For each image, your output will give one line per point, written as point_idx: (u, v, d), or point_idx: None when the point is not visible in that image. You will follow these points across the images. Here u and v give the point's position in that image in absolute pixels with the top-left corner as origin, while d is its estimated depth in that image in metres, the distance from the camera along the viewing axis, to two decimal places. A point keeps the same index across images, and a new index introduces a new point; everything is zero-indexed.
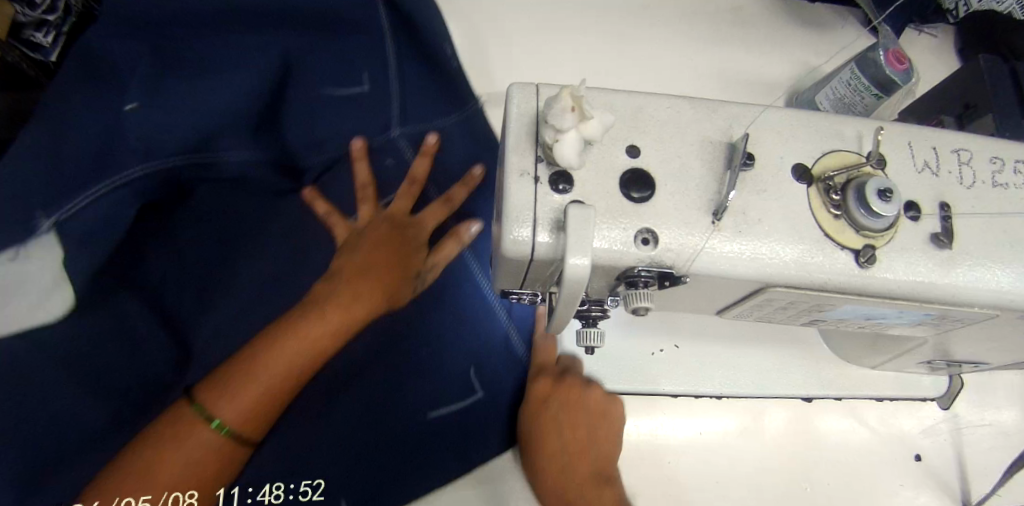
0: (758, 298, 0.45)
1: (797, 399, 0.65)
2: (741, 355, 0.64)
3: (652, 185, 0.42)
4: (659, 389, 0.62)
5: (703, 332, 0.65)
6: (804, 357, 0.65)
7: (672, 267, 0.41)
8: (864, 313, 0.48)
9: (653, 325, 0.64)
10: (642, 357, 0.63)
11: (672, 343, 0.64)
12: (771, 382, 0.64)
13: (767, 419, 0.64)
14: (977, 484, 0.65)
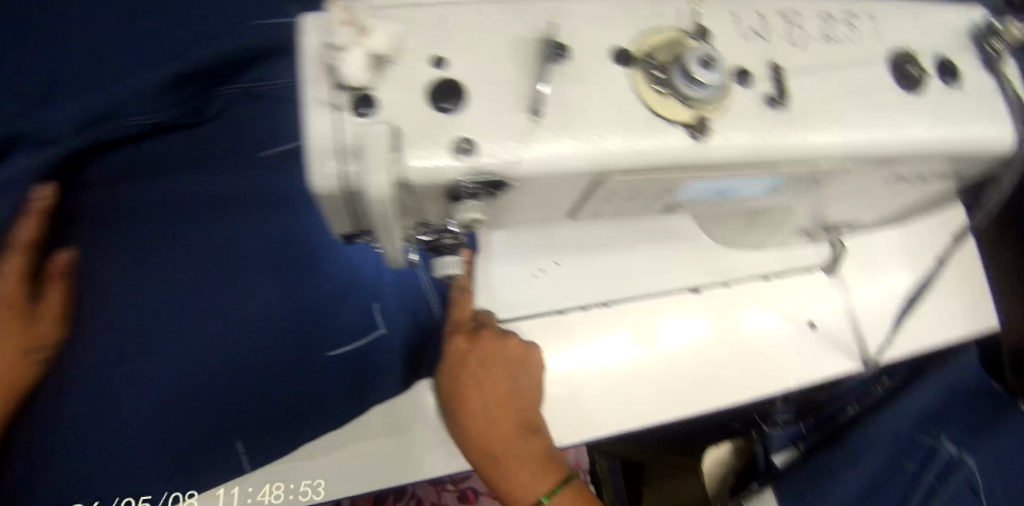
0: (598, 191, 0.44)
1: (686, 291, 0.64)
2: (626, 261, 0.62)
3: (464, 95, 0.40)
4: (549, 309, 0.61)
5: (583, 244, 0.61)
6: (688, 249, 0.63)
7: (497, 176, 0.40)
8: (714, 189, 0.48)
9: (531, 248, 0.61)
10: (524, 280, 0.61)
11: (554, 261, 0.61)
12: (659, 279, 0.63)
13: (664, 315, 0.63)
14: (870, 336, 0.69)
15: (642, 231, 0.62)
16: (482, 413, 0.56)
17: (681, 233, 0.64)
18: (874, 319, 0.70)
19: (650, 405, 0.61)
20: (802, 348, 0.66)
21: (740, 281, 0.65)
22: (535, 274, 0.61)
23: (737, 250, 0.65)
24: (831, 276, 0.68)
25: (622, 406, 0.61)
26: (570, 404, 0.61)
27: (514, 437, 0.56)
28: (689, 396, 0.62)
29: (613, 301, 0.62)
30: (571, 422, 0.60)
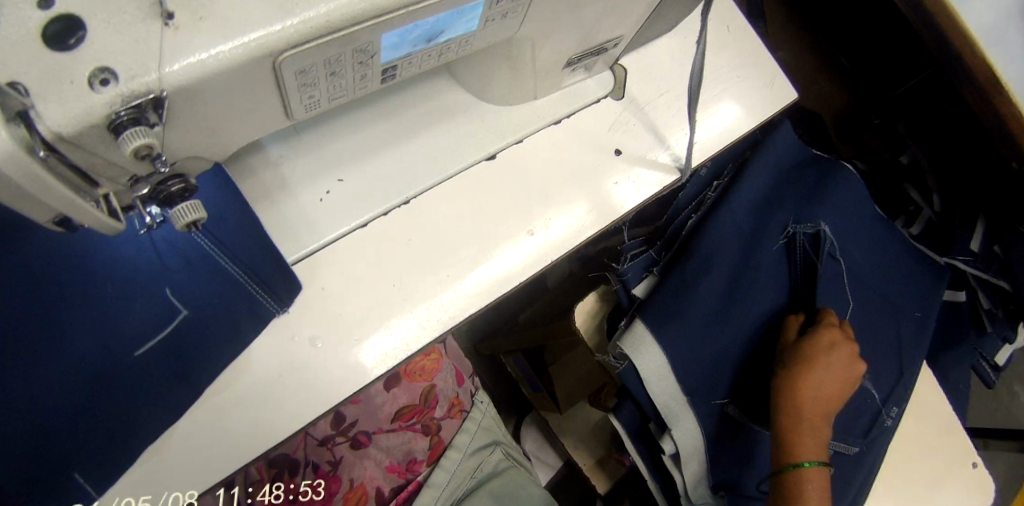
0: (281, 76, 0.40)
1: (481, 162, 0.64)
2: (408, 154, 0.61)
3: (79, 22, 0.34)
4: (349, 227, 0.59)
5: (360, 153, 0.60)
6: (470, 120, 0.63)
7: (153, 91, 0.36)
8: (416, 35, 0.44)
9: (308, 174, 0.59)
10: (311, 207, 0.58)
11: (335, 179, 0.59)
12: (452, 159, 0.62)
13: (470, 191, 0.63)
14: (678, 144, 0.71)
15: (415, 118, 0.62)
16: None
17: (456, 109, 0.63)
18: (677, 128, 0.71)
19: (485, 276, 0.61)
20: (617, 177, 0.67)
21: (533, 134, 0.66)
22: (321, 198, 0.59)
23: (518, 107, 0.65)
24: (621, 101, 0.69)
25: (456, 288, 0.61)
26: (405, 311, 0.60)
27: None
28: (520, 255, 0.63)
29: (413, 197, 0.61)
30: (414, 323, 0.60)
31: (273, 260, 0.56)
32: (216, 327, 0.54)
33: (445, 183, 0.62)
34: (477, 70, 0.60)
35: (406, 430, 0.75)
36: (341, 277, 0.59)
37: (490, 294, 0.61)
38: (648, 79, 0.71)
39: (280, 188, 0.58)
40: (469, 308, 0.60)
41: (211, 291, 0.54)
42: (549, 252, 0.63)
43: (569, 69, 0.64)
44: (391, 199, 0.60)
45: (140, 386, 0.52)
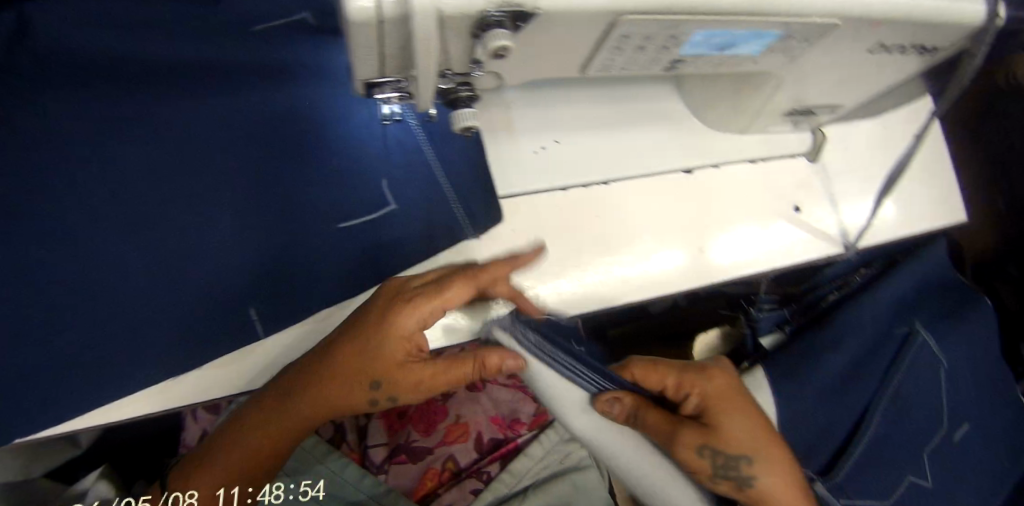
0: (613, 36, 0.46)
1: (679, 172, 0.67)
2: (620, 142, 0.65)
3: None
4: (551, 186, 0.62)
5: (583, 126, 0.65)
6: (680, 133, 0.68)
7: (522, 4, 0.41)
8: (716, 42, 0.49)
9: (532, 126, 0.63)
10: (526, 155, 0.63)
11: (553, 139, 0.63)
12: (655, 159, 0.66)
13: (665, 191, 0.66)
14: (851, 222, 0.74)
15: (635, 113, 0.67)
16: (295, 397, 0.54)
17: (670, 119, 0.68)
18: (852, 208, 0.74)
19: (657, 274, 0.63)
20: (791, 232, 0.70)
21: (732, 164, 0.69)
22: (535, 151, 0.63)
23: (725, 136, 0.70)
24: (814, 163, 0.72)
25: (628, 275, 0.63)
26: (577, 277, 0.61)
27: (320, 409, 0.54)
28: (691, 266, 0.65)
29: (613, 181, 0.64)
30: (583, 290, 0.61)
31: (482, 187, 0.60)
32: (409, 224, 0.59)
33: (644, 179, 0.66)
34: (706, 91, 0.66)
35: (518, 390, 0.79)
36: (532, 225, 0.61)
37: (655, 291, 0.63)
38: (841, 153, 0.74)
39: (505, 129, 0.63)
40: (636, 296, 0.62)
41: (421, 194, 0.60)
42: (714, 273, 0.65)
43: (790, 117, 0.67)
44: (595, 175, 0.63)
45: (338, 255, 0.59)
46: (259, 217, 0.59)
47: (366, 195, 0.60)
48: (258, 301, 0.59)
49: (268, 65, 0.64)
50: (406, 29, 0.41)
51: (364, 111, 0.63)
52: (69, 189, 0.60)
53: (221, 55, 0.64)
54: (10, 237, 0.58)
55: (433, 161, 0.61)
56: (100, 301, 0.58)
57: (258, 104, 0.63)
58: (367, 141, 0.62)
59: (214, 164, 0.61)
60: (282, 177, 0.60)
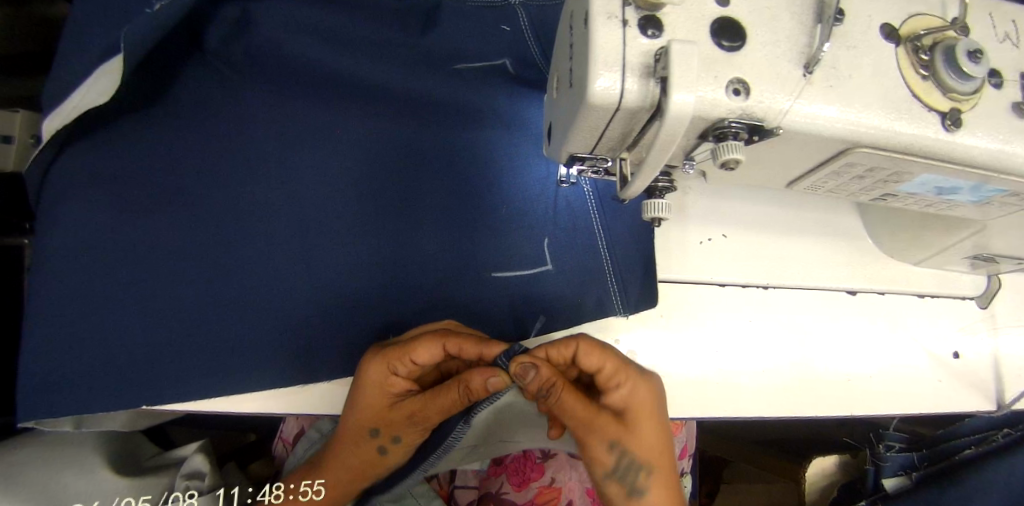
0: (840, 162, 0.45)
1: (842, 292, 0.68)
2: (785, 247, 0.67)
3: (743, 35, 0.41)
4: (710, 279, 0.65)
5: (753, 226, 0.67)
6: (849, 252, 0.68)
7: (762, 119, 0.41)
8: (937, 185, 0.47)
9: (704, 218, 0.66)
10: (693, 244, 0.65)
11: (722, 233, 0.66)
12: (819, 273, 0.67)
13: (823, 310, 0.67)
14: (1008, 381, 0.68)
15: (808, 224, 0.68)
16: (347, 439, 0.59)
17: (840, 232, 0.69)
18: (1011, 365, 0.69)
19: (794, 388, 0.64)
20: (941, 377, 0.67)
21: (894, 293, 0.68)
22: (702, 242, 0.65)
23: (892, 262, 0.69)
24: (984, 310, 0.69)
25: (768, 383, 0.64)
26: (715, 372, 0.63)
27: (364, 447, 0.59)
28: (831, 388, 0.65)
29: (772, 286, 0.66)
30: (722, 389, 0.63)
31: (641, 268, 0.63)
32: (566, 284, 0.63)
33: (799, 290, 0.67)
34: (884, 216, 0.66)
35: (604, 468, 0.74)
36: (683, 313, 0.64)
37: (790, 405, 0.64)
38: (1010, 305, 0.70)
39: (680, 215, 0.65)
40: (770, 407, 0.63)
41: (579, 260, 0.64)
42: (853, 403, 0.65)
43: (968, 258, 0.64)
44: (757, 278, 0.65)
45: (495, 302, 0.63)
46: (425, 249, 0.64)
47: (528, 248, 0.64)
48: (408, 325, 0.62)
49: (462, 110, 0.69)
50: (643, 121, 0.41)
51: (547, 170, 0.68)
52: (254, 180, 0.64)
53: (419, 85, 0.68)
54: (193, 214, 0.62)
55: (597, 230, 0.65)
56: (261, 293, 0.61)
57: (444, 143, 0.67)
58: (540, 200, 0.66)
59: (395, 186, 0.65)
60: (457, 218, 0.65)
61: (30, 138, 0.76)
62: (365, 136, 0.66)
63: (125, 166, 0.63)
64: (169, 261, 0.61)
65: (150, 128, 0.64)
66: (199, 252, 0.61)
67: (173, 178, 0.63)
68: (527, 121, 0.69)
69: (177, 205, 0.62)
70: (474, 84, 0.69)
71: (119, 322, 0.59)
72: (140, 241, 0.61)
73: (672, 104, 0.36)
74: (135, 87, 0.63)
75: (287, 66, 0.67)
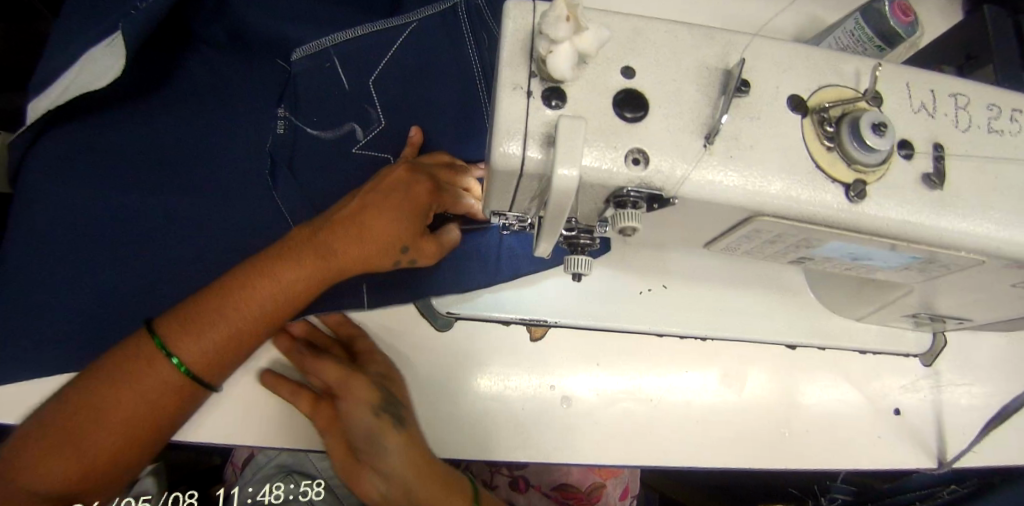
0: (747, 228, 0.46)
1: (782, 346, 0.68)
2: (727, 300, 0.67)
3: (646, 106, 0.42)
4: (648, 329, 0.65)
5: (694, 276, 0.67)
6: (791, 305, 0.68)
7: (662, 190, 0.42)
8: (850, 251, 0.48)
9: (646, 269, 0.66)
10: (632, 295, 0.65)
11: (662, 283, 0.66)
12: (761, 327, 0.66)
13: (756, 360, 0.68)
14: (952, 438, 0.67)
15: (751, 277, 0.68)
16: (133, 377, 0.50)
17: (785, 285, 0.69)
18: (956, 424, 0.68)
19: (727, 438, 0.65)
20: (882, 433, 0.67)
21: (835, 349, 0.68)
22: (641, 292, 0.65)
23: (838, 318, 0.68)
24: (927, 368, 0.69)
25: (701, 432, 0.65)
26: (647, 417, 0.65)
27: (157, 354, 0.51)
28: (766, 440, 0.66)
29: (711, 337, 0.66)
30: (653, 443, 0.64)
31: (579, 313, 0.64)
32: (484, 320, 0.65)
33: (740, 342, 0.67)
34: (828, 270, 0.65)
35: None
36: (618, 358, 0.66)
37: (722, 454, 0.65)
38: (956, 364, 0.69)
39: (620, 264, 0.66)
40: (699, 457, 0.64)
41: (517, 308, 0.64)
42: (788, 456, 0.66)
43: (909, 315, 0.64)
44: (694, 329, 0.66)
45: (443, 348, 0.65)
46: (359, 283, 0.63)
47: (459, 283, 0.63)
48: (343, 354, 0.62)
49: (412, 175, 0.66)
50: (543, 184, 0.42)
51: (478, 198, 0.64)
52: (203, 214, 0.64)
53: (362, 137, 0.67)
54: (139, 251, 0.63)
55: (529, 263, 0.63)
56: None
57: None
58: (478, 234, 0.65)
59: None
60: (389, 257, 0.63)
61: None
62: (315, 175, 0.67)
63: (77, 195, 0.64)
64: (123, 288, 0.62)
65: (106, 158, 0.65)
66: (142, 283, 0.62)
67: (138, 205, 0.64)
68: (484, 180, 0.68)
69: (125, 239, 0.63)
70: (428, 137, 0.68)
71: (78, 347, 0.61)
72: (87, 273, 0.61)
73: (557, 178, 0.37)
74: (99, 121, 0.65)
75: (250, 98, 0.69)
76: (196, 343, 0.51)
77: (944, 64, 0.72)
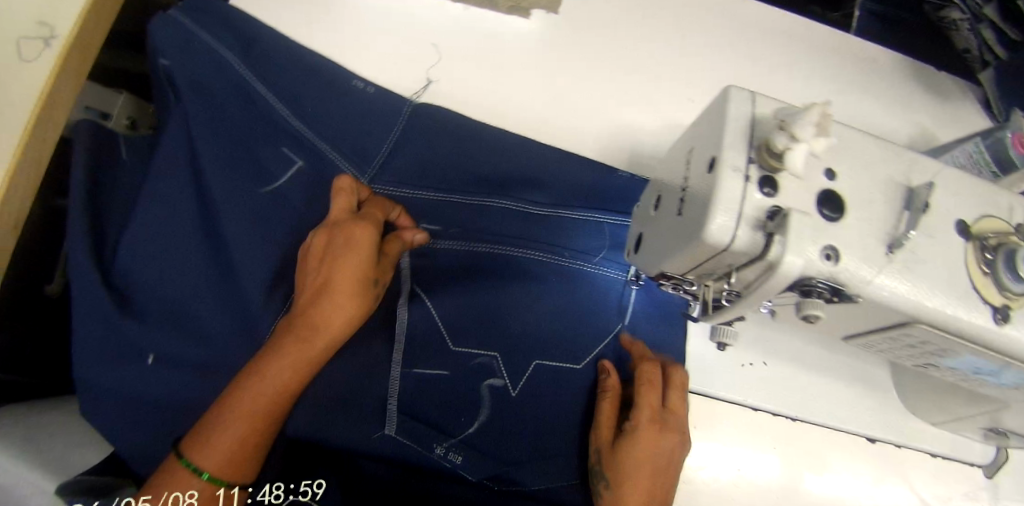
0: (899, 331, 0.49)
1: (861, 437, 0.71)
2: (818, 385, 0.70)
3: (843, 207, 0.46)
4: (745, 401, 0.68)
5: (792, 356, 0.70)
6: (875, 399, 0.72)
7: (845, 285, 0.45)
8: (975, 365, 0.53)
9: (750, 342, 0.70)
10: (734, 365, 0.69)
11: (764, 359, 0.69)
12: (845, 416, 0.70)
13: (832, 449, 0.71)
14: None
15: (844, 366, 0.72)
16: (258, 396, 0.53)
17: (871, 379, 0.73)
18: None
19: None
20: None
21: (908, 448, 0.72)
22: (743, 365, 0.69)
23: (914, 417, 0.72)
24: (988, 480, 0.73)
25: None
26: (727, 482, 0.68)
27: (231, 419, 0.53)
28: None
29: (798, 418, 0.69)
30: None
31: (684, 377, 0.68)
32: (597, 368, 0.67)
33: (827, 428, 0.71)
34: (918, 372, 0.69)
35: None
36: (710, 422, 0.69)
37: None
38: (1013, 479, 0.74)
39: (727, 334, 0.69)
40: None
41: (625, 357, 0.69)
42: None
43: (987, 429, 0.68)
44: (787, 409, 0.69)
45: (536, 384, 0.66)
46: (494, 307, 0.67)
47: (580, 322, 0.68)
48: (464, 367, 0.65)
49: (535, 210, 0.69)
50: (739, 262, 0.45)
51: (609, 247, 0.69)
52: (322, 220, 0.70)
53: (495, 168, 0.71)
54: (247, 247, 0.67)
55: (646, 320, 0.70)
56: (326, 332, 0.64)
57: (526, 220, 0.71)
58: (605, 281, 0.69)
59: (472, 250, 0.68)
60: (522, 287, 0.67)
61: (120, 118, 0.82)
62: (452, 200, 0.70)
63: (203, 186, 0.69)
64: (232, 261, 0.67)
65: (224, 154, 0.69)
66: (255, 273, 0.66)
67: (248, 162, 0.70)
68: (597, 233, 0.69)
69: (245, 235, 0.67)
70: (565, 178, 0.71)
71: (188, 314, 0.67)
72: (205, 260, 0.68)
73: None
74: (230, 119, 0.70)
75: (366, 107, 0.73)
76: (207, 452, 0.52)
77: None
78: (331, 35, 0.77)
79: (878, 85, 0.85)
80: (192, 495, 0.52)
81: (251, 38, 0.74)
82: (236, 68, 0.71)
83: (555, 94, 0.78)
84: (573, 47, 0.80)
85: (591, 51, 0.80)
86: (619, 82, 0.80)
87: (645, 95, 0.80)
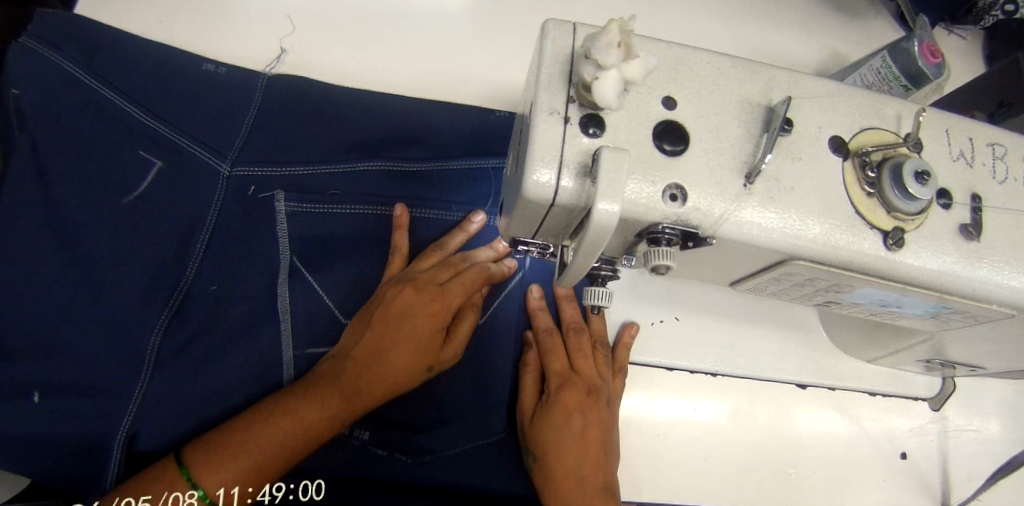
0: (779, 271, 0.43)
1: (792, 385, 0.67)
2: (739, 336, 0.65)
3: (685, 139, 0.40)
4: (659, 362, 0.64)
5: (707, 309, 0.66)
6: (803, 342, 0.67)
7: (697, 227, 0.40)
8: (879, 298, 0.47)
9: (658, 299, 0.65)
10: (644, 325, 0.64)
11: (676, 315, 0.65)
12: (772, 365, 0.65)
13: (765, 401, 0.66)
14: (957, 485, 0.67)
15: (766, 312, 0.67)
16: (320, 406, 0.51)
17: (798, 322, 0.68)
18: (961, 470, 0.67)
19: (730, 481, 0.63)
20: (887, 477, 0.66)
21: (844, 390, 0.68)
22: (654, 323, 0.64)
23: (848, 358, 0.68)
24: (935, 412, 0.68)
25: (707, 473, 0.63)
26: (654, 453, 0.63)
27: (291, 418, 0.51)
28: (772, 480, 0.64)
29: (721, 373, 0.65)
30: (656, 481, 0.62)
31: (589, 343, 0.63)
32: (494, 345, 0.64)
33: (755, 380, 0.66)
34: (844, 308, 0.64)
35: None
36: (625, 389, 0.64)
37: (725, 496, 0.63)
38: (962, 408, 0.69)
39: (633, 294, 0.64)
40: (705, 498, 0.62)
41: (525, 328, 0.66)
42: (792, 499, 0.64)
43: (924, 361, 0.63)
44: (707, 365, 0.64)
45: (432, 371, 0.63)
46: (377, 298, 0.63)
47: None
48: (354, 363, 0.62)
49: (413, 188, 0.65)
50: (573, 214, 0.39)
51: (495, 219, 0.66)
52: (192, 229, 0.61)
53: (363, 150, 0.65)
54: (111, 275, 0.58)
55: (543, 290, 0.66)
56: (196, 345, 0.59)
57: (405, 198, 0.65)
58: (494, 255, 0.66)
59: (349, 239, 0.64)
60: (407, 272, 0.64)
61: None
62: (318, 183, 0.64)
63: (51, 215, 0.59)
64: (97, 297, 0.58)
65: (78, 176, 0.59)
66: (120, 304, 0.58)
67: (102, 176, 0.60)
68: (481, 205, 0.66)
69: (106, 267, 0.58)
70: (444, 150, 0.67)
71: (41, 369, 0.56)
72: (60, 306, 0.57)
73: (597, 213, 0.34)
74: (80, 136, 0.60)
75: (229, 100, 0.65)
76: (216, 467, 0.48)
77: (969, 105, 0.71)
78: (178, 25, 0.70)
79: (784, 8, 0.78)
80: (191, 495, 0.48)
81: (95, 49, 0.64)
82: (81, 79, 0.62)
83: (429, 61, 0.72)
84: (445, 8, 0.74)
85: (464, 10, 0.74)
86: (499, 39, 0.74)
87: (528, 50, 0.74)
